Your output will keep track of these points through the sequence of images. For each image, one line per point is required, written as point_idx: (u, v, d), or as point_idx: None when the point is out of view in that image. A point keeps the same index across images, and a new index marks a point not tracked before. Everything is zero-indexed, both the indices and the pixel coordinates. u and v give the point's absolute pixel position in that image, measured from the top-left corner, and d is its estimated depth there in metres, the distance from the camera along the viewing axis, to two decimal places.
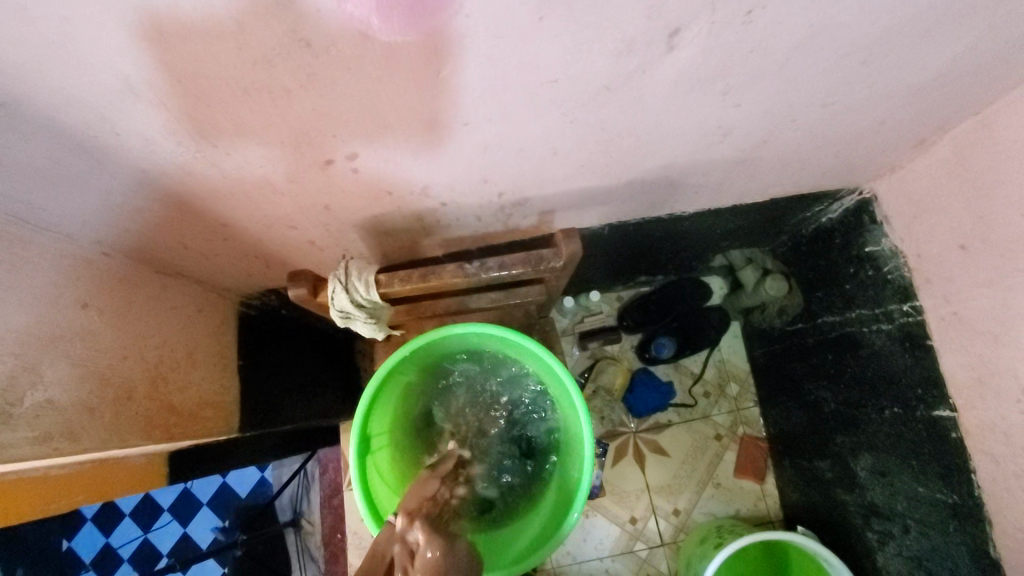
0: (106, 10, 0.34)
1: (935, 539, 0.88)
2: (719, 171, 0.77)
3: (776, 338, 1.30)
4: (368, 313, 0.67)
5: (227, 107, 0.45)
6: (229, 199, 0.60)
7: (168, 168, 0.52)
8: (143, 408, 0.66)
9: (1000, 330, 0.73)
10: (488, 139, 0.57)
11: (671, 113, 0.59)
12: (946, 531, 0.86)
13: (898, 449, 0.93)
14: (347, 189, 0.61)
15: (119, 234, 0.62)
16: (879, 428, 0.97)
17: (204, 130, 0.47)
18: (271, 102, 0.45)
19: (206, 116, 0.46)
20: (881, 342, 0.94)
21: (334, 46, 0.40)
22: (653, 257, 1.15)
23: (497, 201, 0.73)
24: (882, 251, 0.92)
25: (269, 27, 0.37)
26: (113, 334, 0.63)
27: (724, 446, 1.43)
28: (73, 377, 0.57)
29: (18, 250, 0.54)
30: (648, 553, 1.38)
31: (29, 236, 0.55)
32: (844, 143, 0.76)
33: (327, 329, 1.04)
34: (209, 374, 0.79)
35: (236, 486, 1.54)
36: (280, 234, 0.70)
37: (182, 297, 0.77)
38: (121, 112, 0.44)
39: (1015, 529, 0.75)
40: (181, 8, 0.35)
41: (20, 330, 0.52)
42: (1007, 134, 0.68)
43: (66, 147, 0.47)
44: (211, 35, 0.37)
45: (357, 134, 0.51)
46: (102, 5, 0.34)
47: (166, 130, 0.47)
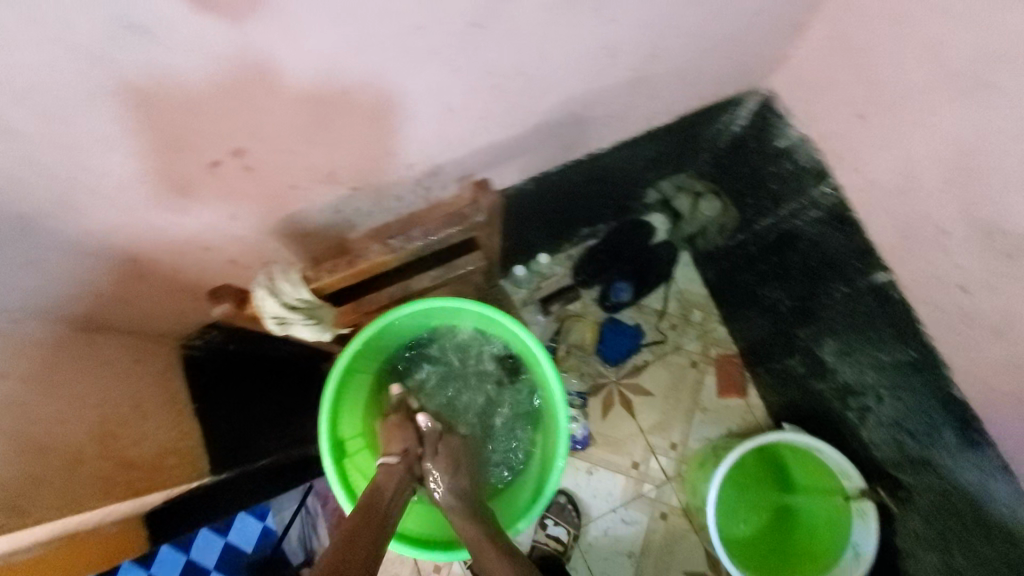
0: None
1: (907, 399, 0.92)
2: (618, 98, 0.79)
3: (728, 253, 1.34)
4: (305, 312, 0.65)
5: (83, 121, 0.43)
6: (127, 229, 0.57)
7: (46, 208, 0.50)
8: (96, 470, 0.63)
9: (909, 185, 0.77)
10: (373, 105, 0.56)
11: (551, 40, 0.59)
12: (914, 387, 0.91)
13: (854, 326, 0.96)
14: (247, 190, 0.59)
15: (22, 299, 0.59)
16: (834, 312, 1.00)
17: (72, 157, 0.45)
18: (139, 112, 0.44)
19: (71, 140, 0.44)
20: (814, 229, 0.97)
21: (173, 28, 0.38)
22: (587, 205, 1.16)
23: (411, 174, 0.72)
24: (791, 142, 0.95)
25: (93, 18, 0.35)
26: (43, 401, 0.60)
27: (702, 372, 1.46)
28: (6, 452, 0.54)
29: None
30: (657, 491, 1.41)
31: None
32: (726, 44, 0.78)
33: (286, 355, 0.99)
34: (164, 422, 0.76)
35: (240, 542, 1.41)
36: (195, 258, 0.67)
37: (114, 348, 0.74)
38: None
39: (970, 364, 0.80)
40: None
41: None
42: None
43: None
44: (30, 36, 0.35)
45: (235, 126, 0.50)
46: None
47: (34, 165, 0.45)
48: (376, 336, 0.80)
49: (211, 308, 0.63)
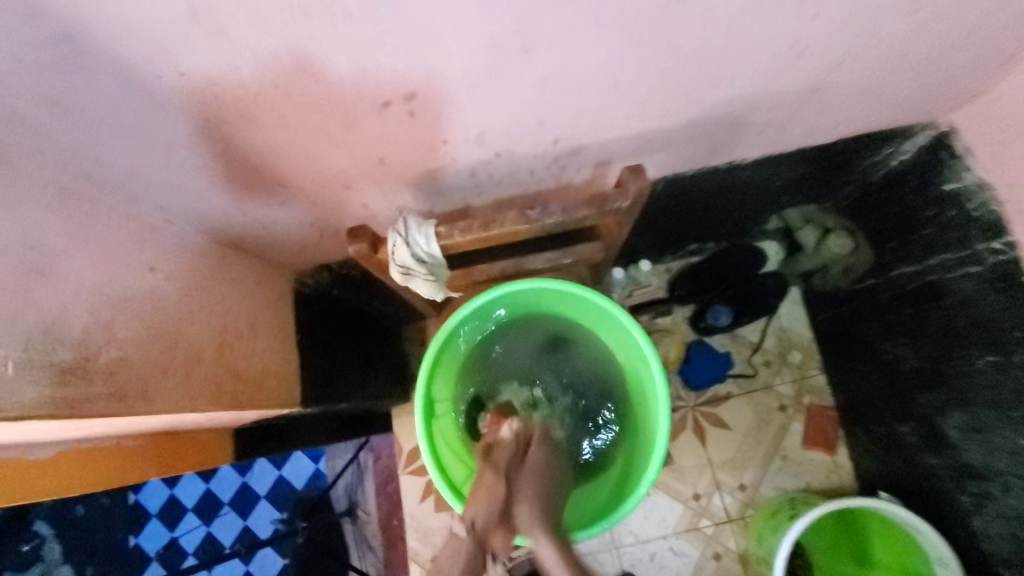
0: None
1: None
2: (788, 105, 0.72)
3: (867, 311, 1.16)
4: (428, 268, 0.64)
5: (294, 72, 0.46)
6: (281, 150, 0.57)
7: (207, 119, 0.50)
8: (212, 375, 0.64)
9: None
10: (548, 70, 0.54)
11: (746, 24, 0.54)
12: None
13: (996, 403, 0.86)
14: (401, 135, 0.59)
15: (196, 205, 0.63)
16: (971, 380, 0.90)
17: (115, 110, 0.46)
18: (219, 29, 0.41)
19: (222, 62, 0.44)
20: (970, 288, 0.86)
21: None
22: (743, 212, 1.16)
23: (553, 150, 0.70)
24: (964, 187, 0.84)
25: None
26: (182, 300, 0.62)
27: (789, 417, 1.36)
28: (167, 363, 0.58)
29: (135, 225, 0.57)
30: (714, 530, 1.32)
31: (128, 207, 0.57)
32: (925, 63, 0.69)
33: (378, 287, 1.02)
34: (271, 345, 0.78)
35: (293, 478, 1.60)
36: (334, 194, 0.68)
37: (241, 268, 0.75)
38: (163, 48, 0.42)
39: None
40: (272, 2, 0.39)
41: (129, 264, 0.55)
42: None
43: (163, 124, 0.49)
44: None
45: (344, 75, 0.48)
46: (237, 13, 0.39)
47: (66, 113, 0.45)
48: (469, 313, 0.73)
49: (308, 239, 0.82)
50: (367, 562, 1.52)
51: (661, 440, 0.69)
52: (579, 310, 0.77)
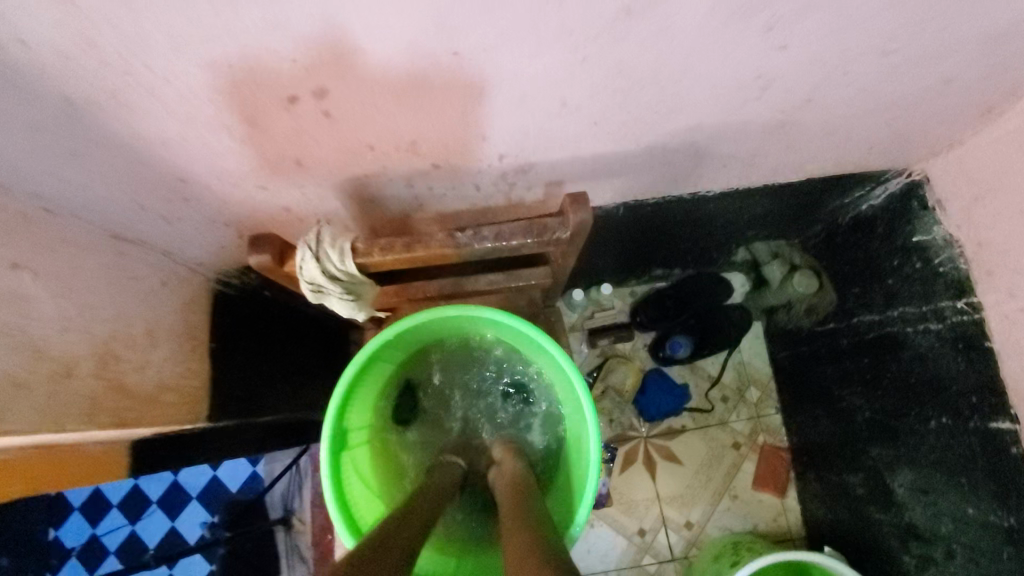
0: None
1: (985, 567, 0.78)
2: (753, 140, 0.67)
3: (822, 354, 1.14)
4: (344, 287, 0.58)
5: (174, 57, 0.40)
6: (174, 144, 0.50)
7: (74, 103, 0.43)
8: (88, 390, 0.58)
9: None
10: (484, 79, 0.48)
11: (705, 49, 0.49)
12: (1000, 559, 0.75)
13: (944, 467, 0.83)
14: (319, 137, 0.52)
15: (83, 197, 0.56)
16: (921, 440, 0.86)
17: None
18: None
19: (79, 40, 0.37)
20: (928, 344, 0.83)
21: None
22: (706, 243, 1.12)
23: (498, 166, 0.64)
24: (932, 241, 0.81)
25: None
26: (53, 304, 0.55)
27: (742, 456, 1.32)
28: (23, 375, 0.50)
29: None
30: (657, 568, 1.27)
31: None
32: (897, 109, 0.65)
33: None
34: (174, 355, 0.71)
35: (226, 480, 1.51)
36: (249, 196, 0.61)
37: (144, 267, 0.68)
38: (1, 19, 0.35)
39: None
40: None
41: None
42: None
43: (22, 107, 0.43)
44: None
45: (237, 64, 0.41)
46: None
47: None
48: (392, 336, 0.67)
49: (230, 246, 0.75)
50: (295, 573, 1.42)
51: (591, 476, 0.63)
52: (516, 341, 0.71)
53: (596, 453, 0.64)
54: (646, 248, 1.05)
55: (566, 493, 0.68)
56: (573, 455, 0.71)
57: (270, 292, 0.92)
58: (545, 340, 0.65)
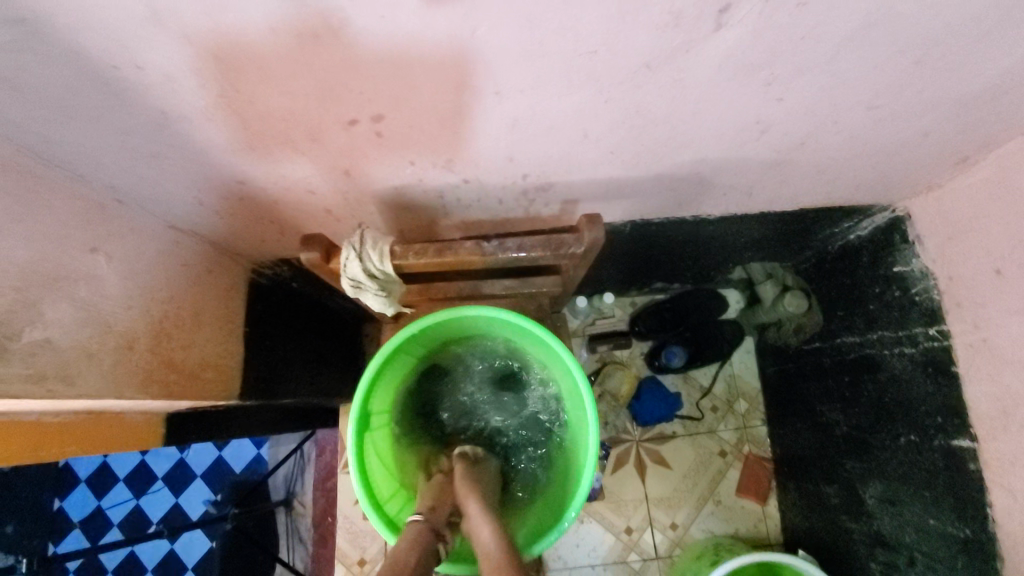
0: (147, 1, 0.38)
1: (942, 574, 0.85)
2: (752, 173, 0.75)
3: (806, 372, 1.21)
4: (380, 284, 0.65)
5: (260, 82, 0.47)
6: (241, 151, 0.57)
7: (165, 113, 0.50)
8: (144, 362, 0.64)
9: None
10: (518, 113, 0.55)
11: (710, 98, 0.56)
12: (956, 567, 0.82)
13: (910, 480, 0.90)
14: (368, 153, 0.59)
15: (152, 191, 0.63)
16: (892, 454, 0.94)
17: (72, 96, 0.46)
18: (182, 34, 0.41)
19: (184, 65, 0.44)
20: (902, 366, 0.90)
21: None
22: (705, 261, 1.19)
23: (520, 184, 0.71)
24: (911, 272, 0.88)
25: None
26: (122, 284, 0.61)
27: (727, 464, 1.39)
28: (96, 345, 0.57)
29: (79, 204, 0.57)
30: (641, 565, 1.34)
31: (74, 185, 0.57)
32: (883, 153, 0.73)
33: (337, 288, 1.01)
34: (214, 336, 0.78)
35: (231, 461, 1.57)
36: (296, 197, 0.68)
37: (193, 255, 0.75)
38: (123, 46, 0.42)
39: None
40: (242, 19, 0.40)
41: (65, 244, 0.55)
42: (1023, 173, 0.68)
43: (120, 113, 0.49)
44: None
45: (311, 92, 0.49)
46: (206, 22, 0.40)
47: (19, 92, 0.45)
48: (416, 331, 0.74)
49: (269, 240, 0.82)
50: (295, 555, 1.50)
51: (588, 467, 0.70)
52: (528, 341, 0.78)
53: (594, 450, 0.70)
54: (648, 263, 1.12)
55: (564, 482, 0.75)
56: (572, 448, 0.77)
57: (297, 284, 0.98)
58: (557, 344, 0.71)
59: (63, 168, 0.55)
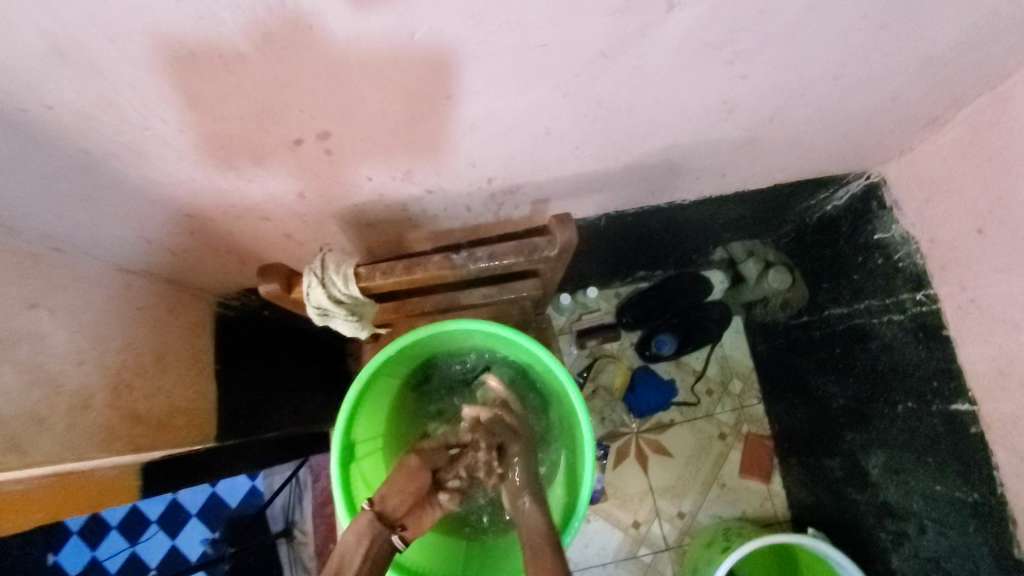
0: (44, 35, 0.34)
1: (954, 539, 0.84)
2: (722, 154, 0.73)
3: (797, 347, 1.20)
4: (348, 309, 0.62)
5: (189, 109, 0.43)
6: (182, 183, 0.53)
7: (87, 153, 0.46)
8: (104, 419, 0.60)
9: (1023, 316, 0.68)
10: (474, 116, 0.52)
11: (672, 83, 0.54)
12: (967, 531, 0.82)
13: (911, 447, 0.89)
14: (319, 172, 0.55)
15: (91, 235, 0.58)
16: (891, 423, 0.92)
17: None
18: (93, 66, 0.37)
19: (101, 99, 0.41)
20: (893, 334, 0.89)
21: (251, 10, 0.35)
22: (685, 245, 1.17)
23: (487, 188, 0.68)
24: (891, 238, 0.87)
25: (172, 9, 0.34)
26: (71, 338, 0.57)
27: (728, 446, 1.38)
28: (47, 409, 0.53)
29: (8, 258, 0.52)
30: (652, 558, 1.33)
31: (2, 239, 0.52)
32: (853, 122, 0.71)
33: None
34: (182, 379, 0.74)
35: (226, 497, 1.53)
36: (252, 225, 0.64)
37: (150, 296, 0.70)
38: (27, 85, 0.38)
39: None
40: (155, 45, 0.37)
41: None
42: (1001, 127, 0.66)
43: (42, 158, 0.46)
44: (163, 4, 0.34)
45: (245, 114, 0.45)
46: (114, 52, 0.37)
47: None
48: (395, 351, 0.71)
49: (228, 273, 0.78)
50: None
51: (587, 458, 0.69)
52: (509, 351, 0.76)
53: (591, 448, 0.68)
54: (627, 253, 1.10)
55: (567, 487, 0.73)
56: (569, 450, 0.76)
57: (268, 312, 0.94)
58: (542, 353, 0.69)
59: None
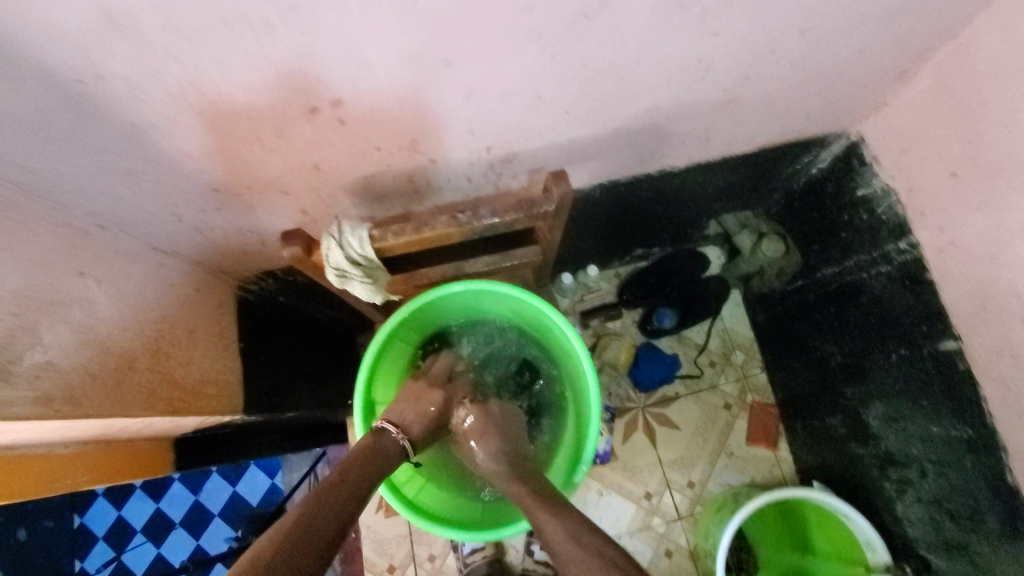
0: (101, 9, 0.40)
1: (954, 477, 0.88)
2: (704, 116, 0.77)
3: (793, 310, 1.25)
4: (364, 271, 0.67)
5: (220, 79, 0.49)
6: (211, 156, 0.59)
7: (131, 126, 0.52)
8: (146, 380, 0.65)
9: (999, 251, 0.72)
10: (473, 81, 0.57)
11: (650, 43, 0.59)
12: (965, 468, 0.85)
13: (906, 392, 0.93)
14: (334, 142, 0.61)
15: (129, 213, 0.64)
16: (886, 372, 0.96)
17: (40, 119, 0.48)
18: (142, 38, 0.43)
19: (147, 71, 0.46)
20: (881, 286, 0.93)
21: None
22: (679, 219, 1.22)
23: (487, 157, 0.73)
24: (874, 192, 0.91)
25: None
26: (115, 306, 0.63)
27: (734, 415, 1.41)
28: (97, 366, 0.58)
29: (58, 231, 0.58)
30: (666, 528, 1.36)
31: (52, 214, 0.58)
32: (825, 78, 0.76)
33: (326, 297, 1.03)
34: (211, 352, 0.79)
35: (247, 495, 1.54)
36: (272, 201, 0.70)
37: (180, 275, 0.76)
38: (86, 59, 0.44)
39: None
40: (194, 15, 0.42)
41: (49, 271, 0.56)
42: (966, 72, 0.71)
43: (91, 132, 0.51)
44: None
45: (267, 85, 0.50)
46: (158, 23, 0.42)
47: None
48: (409, 315, 0.76)
49: (249, 254, 0.83)
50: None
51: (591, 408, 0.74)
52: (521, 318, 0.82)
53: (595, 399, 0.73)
54: (625, 228, 1.14)
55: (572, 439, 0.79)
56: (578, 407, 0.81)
57: (285, 297, 0.99)
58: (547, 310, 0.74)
59: (41, 197, 0.57)
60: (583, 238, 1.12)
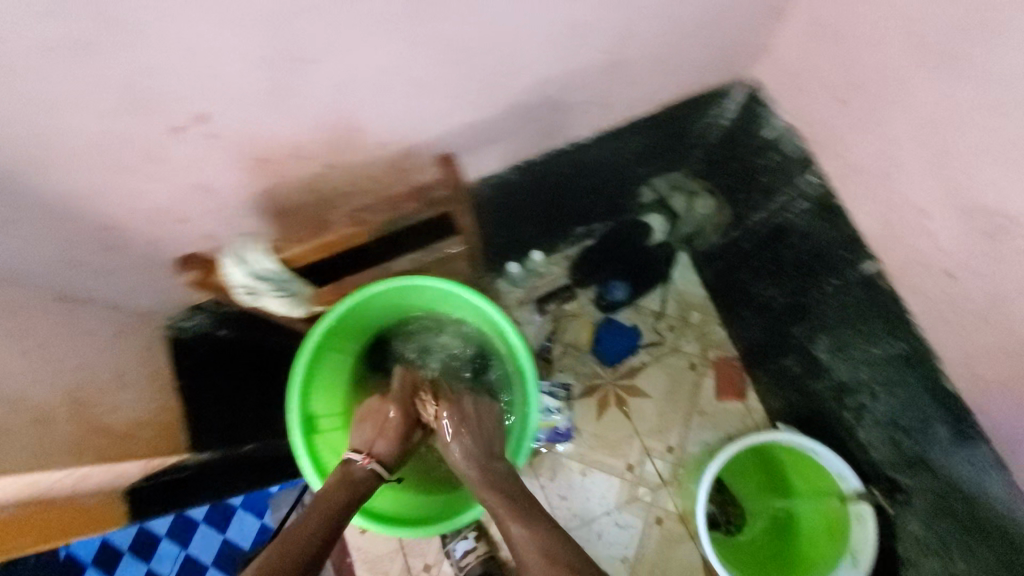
0: None
1: (902, 395, 0.89)
2: (595, 82, 0.79)
3: (735, 259, 1.26)
4: (272, 284, 0.67)
5: (71, 109, 0.48)
6: (92, 191, 0.58)
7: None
8: (67, 431, 0.64)
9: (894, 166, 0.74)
10: (340, 77, 0.57)
11: (512, 14, 0.60)
12: (910, 383, 0.87)
13: (845, 321, 0.94)
14: (217, 158, 0.60)
15: (23, 264, 0.63)
16: (824, 305, 0.98)
17: None
18: None
19: None
20: (805, 222, 0.95)
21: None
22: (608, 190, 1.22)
23: (387, 154, 0.73)
24: (779, 133, 0.94)
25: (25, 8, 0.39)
26: (21, 359, 0.61)
27: (700, 374, 1.43)
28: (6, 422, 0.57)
29: None
30: (652, 496, 1.37)
31: None
32: (704, 27, 0.77)
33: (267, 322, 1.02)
34: (143, 395, 0.78)
35: (238, 539, 1.50)
36: (175, 230, 0.69)
37: (97, 321, 0.75)
38: None
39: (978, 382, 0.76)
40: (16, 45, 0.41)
41: None
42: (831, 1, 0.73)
43: None
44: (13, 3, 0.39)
45: (117, 107, 0.50)
46: None
47: None
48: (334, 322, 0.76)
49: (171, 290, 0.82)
50: None
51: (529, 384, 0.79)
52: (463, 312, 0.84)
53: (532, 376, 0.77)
54: (554, 209, 1.14)
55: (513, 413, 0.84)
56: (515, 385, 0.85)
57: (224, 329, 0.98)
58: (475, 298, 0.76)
59: None
60: (513, 225, 1.11)
